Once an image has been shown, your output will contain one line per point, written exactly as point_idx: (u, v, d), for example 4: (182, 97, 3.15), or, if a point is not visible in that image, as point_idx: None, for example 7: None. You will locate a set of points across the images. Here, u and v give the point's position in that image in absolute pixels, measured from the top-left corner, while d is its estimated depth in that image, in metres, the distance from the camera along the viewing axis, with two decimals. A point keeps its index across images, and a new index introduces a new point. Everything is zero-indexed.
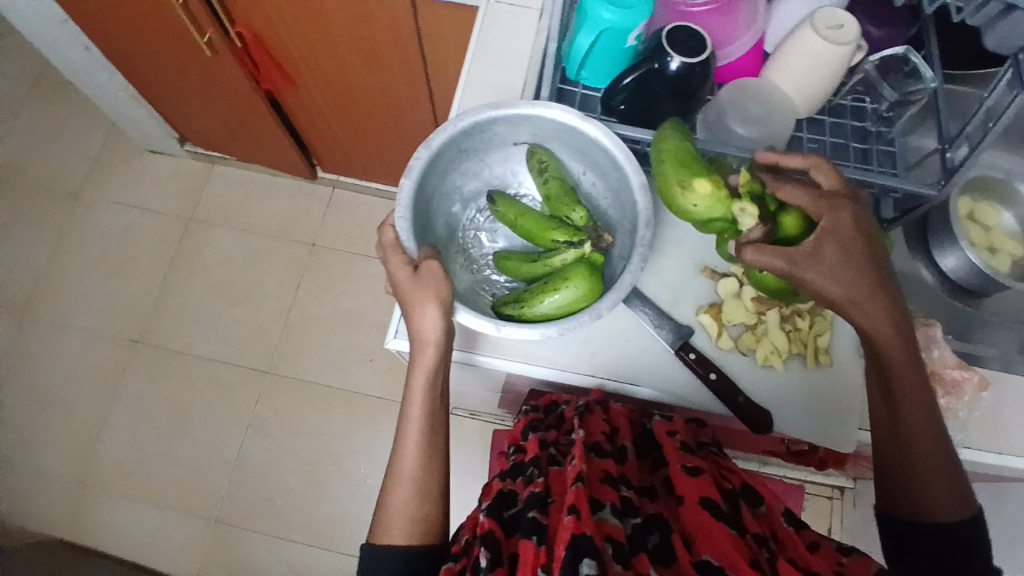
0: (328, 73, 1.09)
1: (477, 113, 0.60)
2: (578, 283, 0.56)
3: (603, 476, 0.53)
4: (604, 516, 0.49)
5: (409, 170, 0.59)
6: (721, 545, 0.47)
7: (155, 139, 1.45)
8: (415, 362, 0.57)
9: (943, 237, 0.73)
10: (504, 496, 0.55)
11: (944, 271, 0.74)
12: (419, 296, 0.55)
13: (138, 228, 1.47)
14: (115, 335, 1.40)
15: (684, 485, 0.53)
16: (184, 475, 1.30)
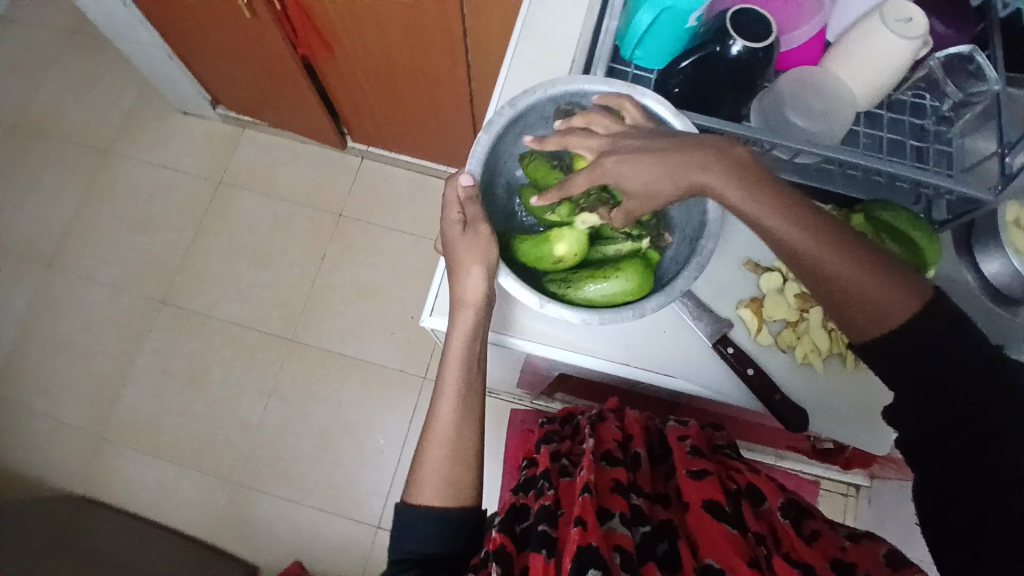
0: (367, 40, 1.08)
1: (574, 82, 0.58)
2: (627, 276, 0.55)
3: (612, 486, 0.53)
4: (612, 526, 0.49)
5: (488, 125, 0.57)
6: (723, 550, 0.46)
7: (188, 100, 1.45)
8: (453, 329, 0.58)
9: (990, 241, 0.71)
10: (517, 509, 0.55)
11: (987, 276, 0.72)
12: (465, 259, 0.57)
13: (166, 188, 1.48)
14: (140, 292, 1.41)
15: (688, 489, 0.53)
16: (202, 434, 1.32)
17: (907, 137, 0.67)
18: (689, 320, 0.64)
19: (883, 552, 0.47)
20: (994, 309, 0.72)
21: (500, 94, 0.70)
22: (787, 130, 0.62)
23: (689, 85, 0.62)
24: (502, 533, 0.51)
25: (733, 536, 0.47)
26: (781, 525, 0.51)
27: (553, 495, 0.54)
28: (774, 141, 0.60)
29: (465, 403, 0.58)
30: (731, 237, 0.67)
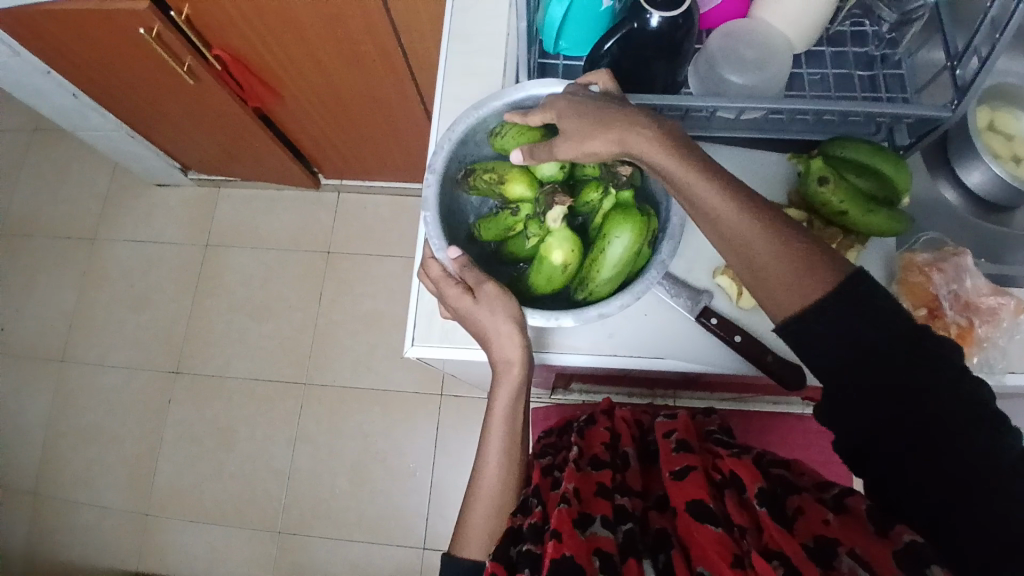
0: (312, 79, 1.08)
1: (464, 118, 0.57)
2: (621, 228, 0.54)
3: (596, 490, 0.55)
4: (594, 530, 0.50)
5: (426, 201, 0.55)
6: (705, 549, 0.47)
7: (160, 172, 1.47)
8: (496, 390, 0.56)
9: (965, 152, 0.68)
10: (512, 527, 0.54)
11: (969, 187, 0.70)
12: (491, 321, 0.53)
13: (157, 261, 1.50)
14: (154, 367, 1.43)
15: (673, 491, 0.53)
16: (241, 490, 1.34)
17: (852, 69, 0.64)
18: (661, 295, 0.63)
19: (871, 520, 0.45)
20: (978, 222, 0.71)
21: (439, 114, 0.69)
22: (727, 89, 0.61)
23: (616, 67, 0.61)
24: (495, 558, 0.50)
25: (715, 533, 0.48)
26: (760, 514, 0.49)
27: (540, 510, 0.53)
28: (719, 105, 0.59)
29: (512, 462, 0.57)
30: None
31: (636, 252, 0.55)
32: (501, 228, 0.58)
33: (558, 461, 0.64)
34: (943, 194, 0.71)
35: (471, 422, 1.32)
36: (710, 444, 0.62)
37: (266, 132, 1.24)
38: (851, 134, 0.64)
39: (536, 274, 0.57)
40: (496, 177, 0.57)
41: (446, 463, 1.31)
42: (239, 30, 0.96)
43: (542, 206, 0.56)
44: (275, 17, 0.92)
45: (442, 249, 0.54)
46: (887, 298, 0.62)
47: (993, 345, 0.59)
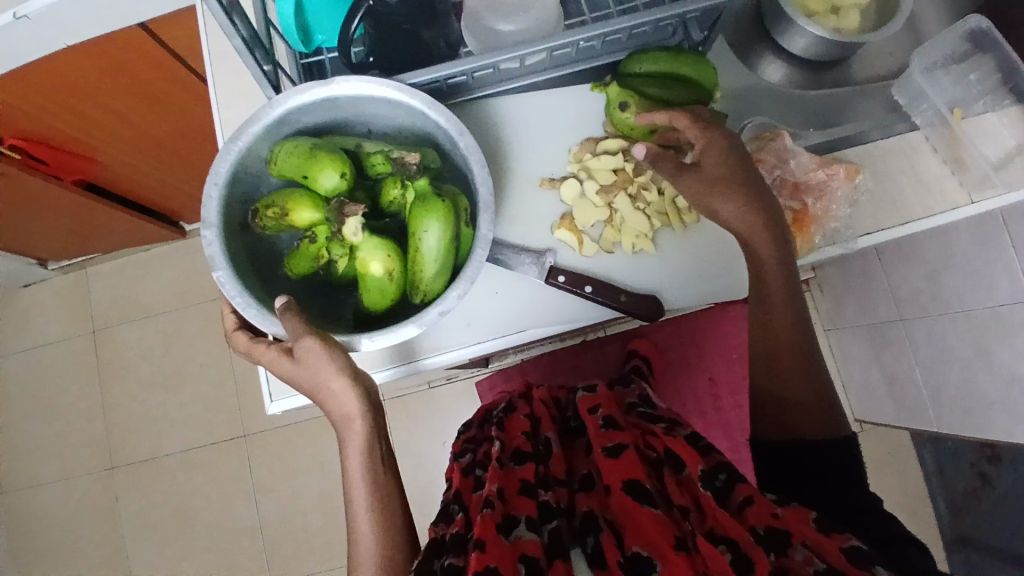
0: (120, 134, 0.99)
1: (225, 156, 0.51)
2: (426, 220, 0.51)
3: (519, 486, 0.51)
4: (519, 533, 0.46)
5: (214, 261, 0.51)
6: (644, 531, 0.45)
7: (16, 271, 1.35)
8: (346, 445, 0.53)
9: (780, 21, 0.67)
10: (436, 538, 0.52)
11: (797, 54, 0.69)
12: (318, 380, 0.51)
13: (50, 362, 1.40)
14: (87, 469, 1.37)
15: (608, 470, 0.51)
16: (218, 558, 1.32)
17: None
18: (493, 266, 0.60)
19: (814, 518, 0.45)
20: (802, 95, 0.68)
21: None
22: (504, 41, 0.57)
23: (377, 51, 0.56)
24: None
25: (654, 515, 0.45)
26: (703, 495, 0.48)
27: (462, 519, 0.51)
28: (498, 60, 0.55)
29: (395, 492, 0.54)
30: (515, 165, 0.62)
31: (453, 237, 0.52)
32: (308, 260, 0.54)
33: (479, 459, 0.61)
34: (763, 75, 0.69)
35: (418, 418, 1.29)
36: (634, 419, 0.60)
37: (101, 202, 1.14)
38: (649, 44, 0.60)
39: (364, 292, 0.54)
40: (280, 210, 0.53)
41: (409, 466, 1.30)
42: (14, 113, 0.86)
43: (337, 224, 0.52)
44: (45, 88, 0.83)
45: (248, 307, 0.50)
46: None
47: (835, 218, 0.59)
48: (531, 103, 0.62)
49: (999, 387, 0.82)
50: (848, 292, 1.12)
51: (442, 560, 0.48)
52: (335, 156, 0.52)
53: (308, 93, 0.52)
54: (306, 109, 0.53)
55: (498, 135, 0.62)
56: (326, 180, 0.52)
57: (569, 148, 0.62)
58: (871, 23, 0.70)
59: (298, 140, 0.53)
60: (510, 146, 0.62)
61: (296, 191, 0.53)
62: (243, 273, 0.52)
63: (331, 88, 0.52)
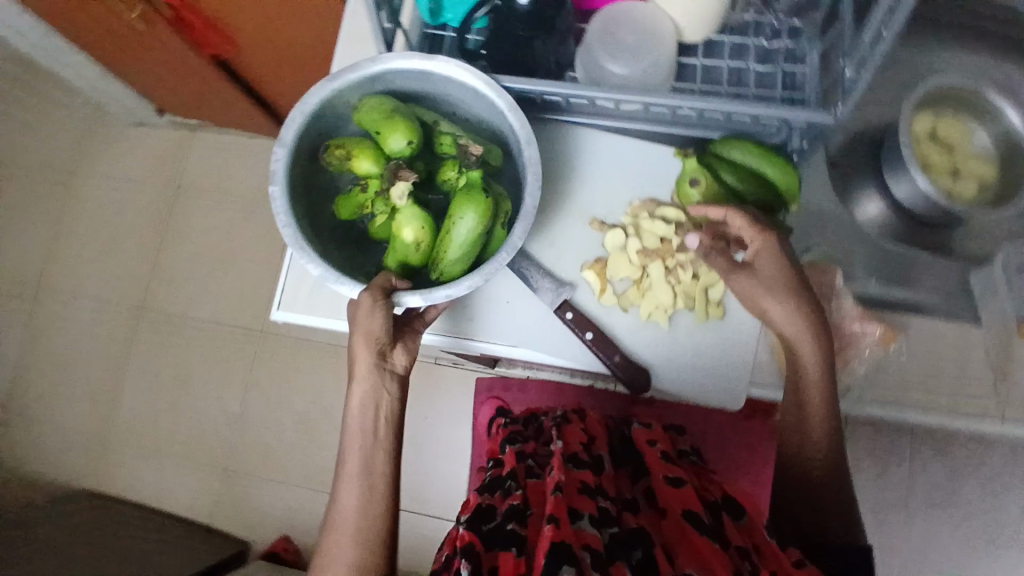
0: (263, 29, 1.06)
1: (318, 91, 0.55)
2: (466, 208, 0.53)
3: (582, 484, 0.54)
4: (582, 525, 0.49)
5: (274, 176, 0.54)
6: (700, 555, 0.48)
7: (136, 111, 1.48)
8: (353, 389, 0.57)
9: (895, 165, 0.65)
10: (482, 506, 0.55)
11: (899, 200, 0.67)
12: (358, 337, 0.54)
13: (132, 199, 1.53)
14: (122, 304, 1.48)
15: (668, 496, 0.55)
16: (194, 429, 1.40)
17: (749, 63, 0.59)
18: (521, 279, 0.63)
19: None
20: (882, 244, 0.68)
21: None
22: (606, 79, 0.58)
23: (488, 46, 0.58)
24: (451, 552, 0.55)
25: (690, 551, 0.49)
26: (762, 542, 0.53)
27: (520, 495, 0.55)
28: (588, 94, 0.55)
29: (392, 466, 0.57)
30: (574, 194, 0.63)
31: (484, 231, 0.54)
32: (353, 207, 0.58)
33: (532, 454, 0.64)
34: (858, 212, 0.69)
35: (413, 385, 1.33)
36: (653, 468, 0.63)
37: (228, 82, 1.23)
38: (744, 134, 0.60)
39: (390, 251, 0.57)
40: (345, 153, 0.56)
41: None
42: None
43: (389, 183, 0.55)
44: None
45: (285, 227, 0.54)
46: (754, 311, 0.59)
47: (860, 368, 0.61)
48: (610, 146, 0.63)
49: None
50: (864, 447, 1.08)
51: (503, 524, 0.51)
52: (409, 123, 0.55)
53: (409, 60, 0.55)
54: (404, 74, 0.56)
55: (572, 160, 0.63)
56: (394, 142, 0.55)
57: (630, 201, 0.63)
58: (986, 198, 0.70)
59: (385, 99, 0.57)
60: (578, 175, 0.63)
61: (366, 142, 0.57)
62: (295, 197, 0.56)
63: (430, 63, 0.55)
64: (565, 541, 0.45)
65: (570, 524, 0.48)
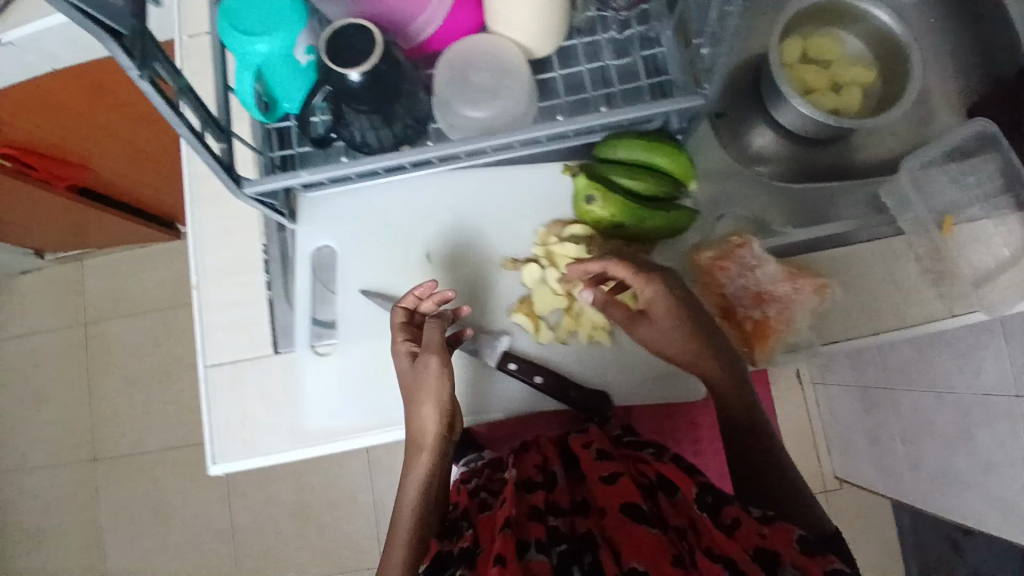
0: (107, 144, 0.96)
1: None
2: None
3: (528, 513, 0.47)
4: (529, 557, 0.42)
5: None
6: (643, 549, 0.41)
7: (12, 261, 1.36)
8: (420, 448, 0.55)
9: (775, 97, 0.67)
10: (440, 555, 0.49)
11: (785, 127, 0.69)
12: (418, 393, 0.54)
13: (42, 352, 1.41)
14: (73, 458, 1.39)
15: (604, 495, 0.48)
16: (193, 556, 1.35)
17: (606, 59, 0.57)
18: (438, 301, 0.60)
19: (795, 535, 0.43)
20: (808, 156, 0.71)
21: (192, 217, 0.62)
22: (466, 124, 0.53)
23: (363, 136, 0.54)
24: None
25: (655, 535, 0.42)
26: (698, 517, 0.46)
27: (472, 535, 0.49)
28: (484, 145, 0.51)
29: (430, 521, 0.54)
30: (477, 244, 0.61)
31: None
32: None
33: (488, 482, 0.56)
34: (750, 146, 0.71)
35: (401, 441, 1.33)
36: (626, 445, 0.55)
37: (111, 213, 1.16)
38: (626, 129, 0.57)
39: None
40: None
41: (386, 482, 1.32)
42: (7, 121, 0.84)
43: None
44: (32, 103, 0.81)
45: None
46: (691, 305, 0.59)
47: (848, 298, 0.60)
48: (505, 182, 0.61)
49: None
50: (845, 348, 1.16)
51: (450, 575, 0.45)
52: None
53: None
54: None
55: (471, 207, 0.61)
56: None
57: (535, 227, 0.61)
58: (871, 103, 0.72)
59: None
60: (477, 218, 0.61)
61: None
62: None
63: None
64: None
65: (517, 559, 0.41)
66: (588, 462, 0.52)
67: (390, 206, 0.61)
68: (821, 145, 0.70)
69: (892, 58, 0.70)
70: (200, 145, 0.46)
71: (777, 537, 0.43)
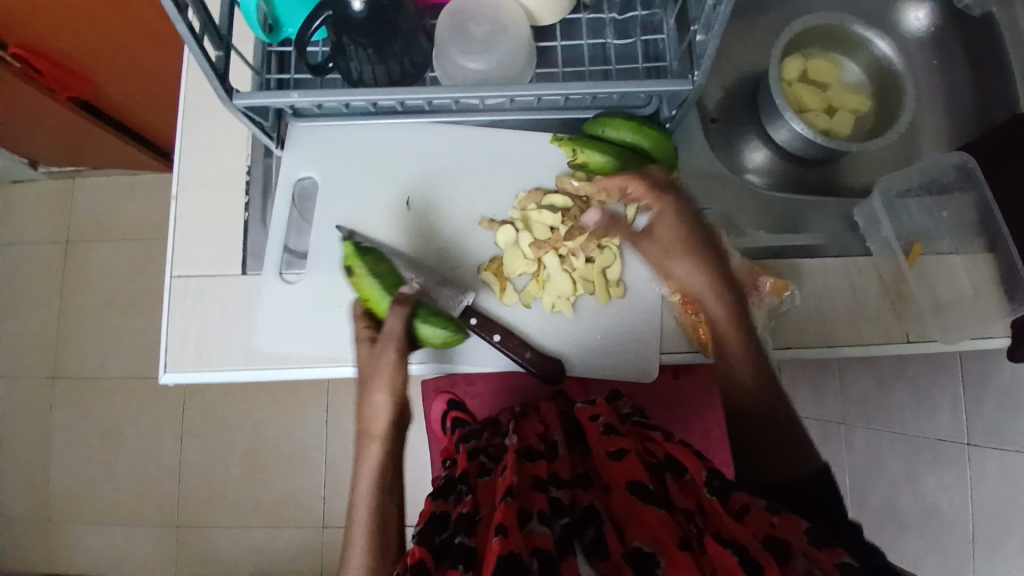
0: (118, 63, 0.97)
1: None
2: None
3: (532, 483, 0.44)
4: (532, 525, 0.39)
5: None
6: (652, 529, 0.39)
7: (4, 167, 1.35)
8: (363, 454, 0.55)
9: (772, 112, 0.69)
10: (437, 515, 0.45)
11: (779, 143, 0.70)
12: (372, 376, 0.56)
13: (18, 262, 1.41)
14: (33, 373, 1.38)
15: (612, 469, 0.45)
16: (135, 488, 1.34)
17: (609, 37, 0.59)
18: (413, 246, 0.61)
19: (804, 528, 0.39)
20: (803, 172, 0.72)
21: (182, 129, 0.63)
22: (466, 76, 0.56)
23: (364, 74, 0.56)
24: (418, 541, 0.42)
25: (663, 515, 0.39)
26: (706, 500, 0.43)
27: (474, 500, 0.45)
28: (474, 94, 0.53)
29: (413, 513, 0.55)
30: (455, 196, 0.62)
31: None
32: None
33: (486, 447, 0.55)
34: (746, 161, 0.73)
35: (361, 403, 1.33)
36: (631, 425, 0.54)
37: (110, 132, 1.15)
38: (615, 109, 0.59)
39: None
40: None
41: (340, 444, 1.32)
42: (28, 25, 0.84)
43: None
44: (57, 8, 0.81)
45: None
46: (654, 285, 0.60)
47: (819, 307, 0.61)
48: (494, 142, 0.63)
49: (954, 515, 0.82)
50: (808, 375, 1.17)
51: (450, 537, 0.41)
52: None
53: None
54: None
55: (458, 159, 0.62)
56: None
57: (516, 192, 0.62)
58: (861, 128, 0.74)
59: None
60: (461, 171, 0.62)
61: None
62: None
63: None
64: (515, 555, 0.35)
65: (519, 530, 0.38)
66: (596, 439, 0.49)
67: (376, 147, 0.63)
68: (816, 166, 0.72)
69: (890, 87, 0.73)
70: (196, 43, 0.45)
71: (788, 528, 0.39)
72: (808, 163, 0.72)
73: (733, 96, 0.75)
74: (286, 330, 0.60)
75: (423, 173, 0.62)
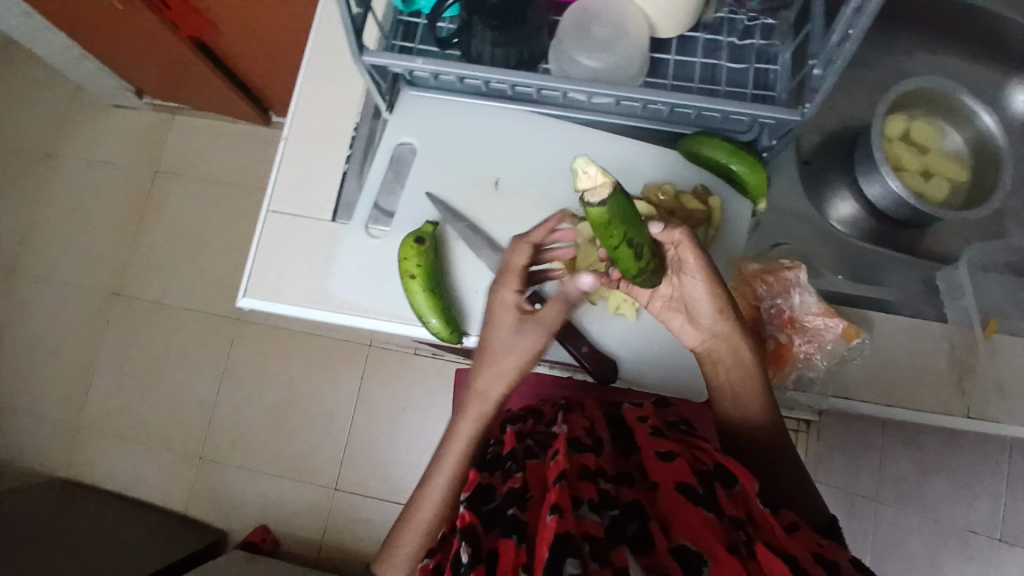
0: (241, 14, 1.02)
1: None
2: None
3: (580, 471, 0.44)
4: (582, 512, 0.40)
5: None
6: (698, 530, 0.39)
7: (114, 93, 1.44)
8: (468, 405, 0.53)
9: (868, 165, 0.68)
10: (482, 486, 0.46)
11: (869, 198, 0.70)
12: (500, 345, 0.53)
13: (106, 183, 1.49)
14: (97, 287, 1.46)
15: (658, 469, 0.45)
16: (167, 415, 1.40)
17: (721, 60, 0.61)
18: (494, 225, 0.63)
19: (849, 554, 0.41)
20: (888, 230, 0.72)
21: (303, 79, 0.67)
22: (578, 71, 0.58)
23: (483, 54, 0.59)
24: (466, 507, 0.44)
25: (710, 518, 0.40)
26: (756, 511, 0.42)
27: (521, 478, 0.45)
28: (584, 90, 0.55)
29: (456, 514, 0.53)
30: (543, 186, 0.64)
31: None
32: None
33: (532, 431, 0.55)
34: (831, 210, 0.72)
35: (393, 379, 1.36)
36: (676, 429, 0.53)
37: (217, 76, 1.22)
38: (715, 130, 0.61)
39: None
40: None
41: (365, 414, 1.35)
42: None
43: None
44: None
45: None
46: None
47: (882, 363, 0.60)
48: (589, 142, 0.65)
49: None
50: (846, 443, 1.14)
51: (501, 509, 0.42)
52: None
53: None
54: None
55: (552, 152, 0.64)
56: None
57: None
58: (953, 197, 0.73)
59: None
60: (553, 163, 0.64)
61: None
62: None
63: None
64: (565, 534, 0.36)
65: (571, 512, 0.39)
66: (645, 439, 0.49)
67: (476, 127, 0.65)
68: (903, 226, 0.72)
69: (989, 163, 0.73)
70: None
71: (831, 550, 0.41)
72: (895, 221, 0.71)
73: (828, 144, 0.76)
74: (361, 280, 0.62)
75: (516, 160, 0.64)
